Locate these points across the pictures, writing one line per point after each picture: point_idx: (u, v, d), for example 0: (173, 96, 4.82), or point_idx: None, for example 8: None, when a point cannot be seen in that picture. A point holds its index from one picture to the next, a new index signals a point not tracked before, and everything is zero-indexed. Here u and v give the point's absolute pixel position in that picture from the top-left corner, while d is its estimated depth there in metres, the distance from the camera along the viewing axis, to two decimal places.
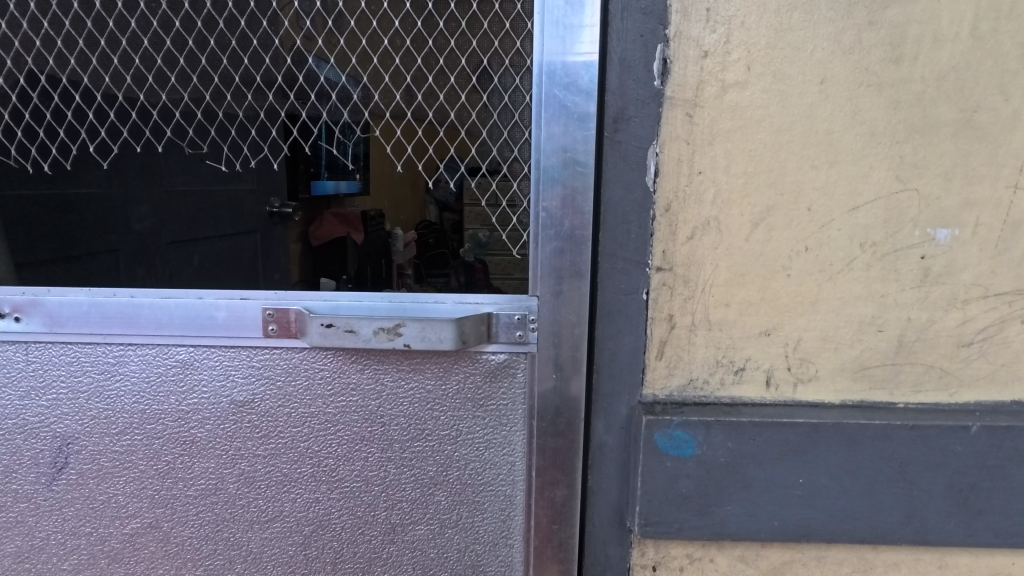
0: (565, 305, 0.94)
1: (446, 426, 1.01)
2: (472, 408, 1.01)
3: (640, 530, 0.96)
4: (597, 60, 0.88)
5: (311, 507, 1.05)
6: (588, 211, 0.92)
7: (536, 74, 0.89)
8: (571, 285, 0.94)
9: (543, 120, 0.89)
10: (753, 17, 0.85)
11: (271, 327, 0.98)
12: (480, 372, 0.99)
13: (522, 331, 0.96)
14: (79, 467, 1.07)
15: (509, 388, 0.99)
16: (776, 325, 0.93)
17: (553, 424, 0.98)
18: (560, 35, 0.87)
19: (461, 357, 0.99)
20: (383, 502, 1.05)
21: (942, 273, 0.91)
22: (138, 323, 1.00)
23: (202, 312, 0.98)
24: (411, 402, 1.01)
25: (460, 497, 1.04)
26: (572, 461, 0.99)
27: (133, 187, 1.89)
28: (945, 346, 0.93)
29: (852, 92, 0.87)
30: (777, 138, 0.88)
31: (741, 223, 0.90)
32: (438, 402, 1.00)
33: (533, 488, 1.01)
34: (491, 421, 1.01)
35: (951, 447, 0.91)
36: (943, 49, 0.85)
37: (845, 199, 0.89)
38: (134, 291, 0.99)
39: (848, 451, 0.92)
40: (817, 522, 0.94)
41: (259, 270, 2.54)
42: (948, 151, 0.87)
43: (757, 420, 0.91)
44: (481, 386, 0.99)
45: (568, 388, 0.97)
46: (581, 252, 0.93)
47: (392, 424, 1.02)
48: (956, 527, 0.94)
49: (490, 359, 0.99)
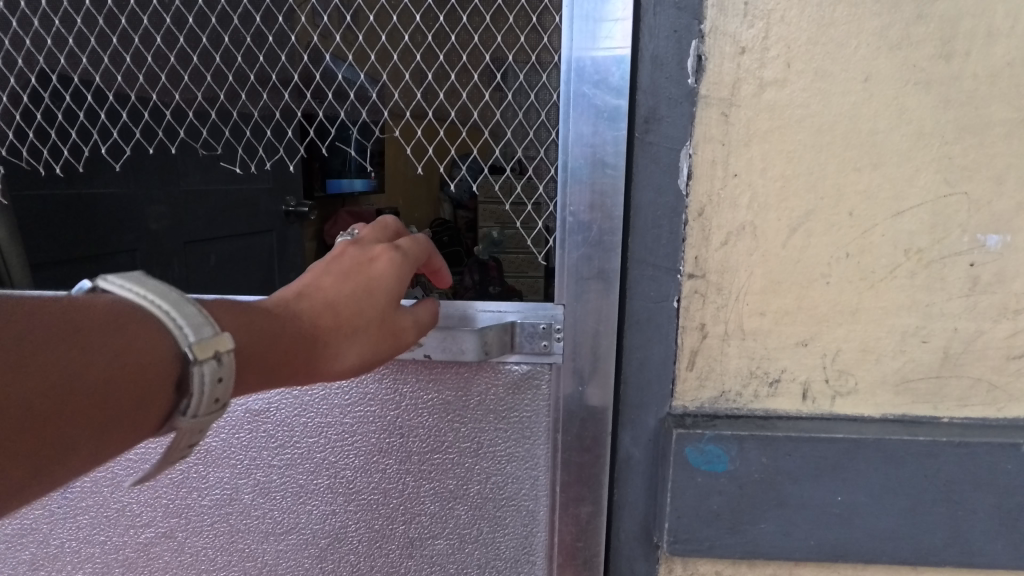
0: (591, 315, 0.91)
1: (466, 438, 0.99)
2: (493, 420, 0.98)
3: (669, 548, 0.92)
4: (628, 55, 0.84)
5: (328, 519, 1.05)
6: (617, 215, 0.88)
7: (564, 71, 0.86)
8: (597, 292, 0.91)
9: (570, 118, 0.86)
10: (794, 12, 0.81)
11: None
12: (502, 383, 0.97)
13: (546, 342, 0.93)
14: (93, 476, 1.07)
15: (533, 400, 0.97)
16: (814, 335, 0.88)
17: (578, 438, 0.95)
18: (588, 28, 0.83)
19: (482, 369, 0.97)
20: (401, 516, 1.03)
21: (992, 282, 0.86)
22: None
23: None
24: (431, 412, 0.99)
25: (481, 512, 1.02)
26: (598, 476, 0.95)
27: (148, 187, 1.88)
28: (993, 358, 0.88)
29: (899, 90, 0.82)
30: (818, 140, 0.83)
31: (778, 228, 0.86)
32: (458, 413, 0.99)
33: (557, 505, 0.98)
34: (513, 434, 0.98)
35: (1001, 466, 0.87)
36: (998, 44, 0.80)
37: (890, 203, 0.84)
38: None
39: (889, 468, 0.87)
40: (856, 542, 0.90)
41: (273, 270, 2.55)
42: (1001, 153, 0.82)
43: (793, 435, 0.87)
44: (503, 398, 0.97)
45: (594, 398, 0.93)
46: (609, 257, 0.89)
47: (411, 435, 1.00)
48: (1003, 549, 0.89)
49: (512, 370, 0.96)
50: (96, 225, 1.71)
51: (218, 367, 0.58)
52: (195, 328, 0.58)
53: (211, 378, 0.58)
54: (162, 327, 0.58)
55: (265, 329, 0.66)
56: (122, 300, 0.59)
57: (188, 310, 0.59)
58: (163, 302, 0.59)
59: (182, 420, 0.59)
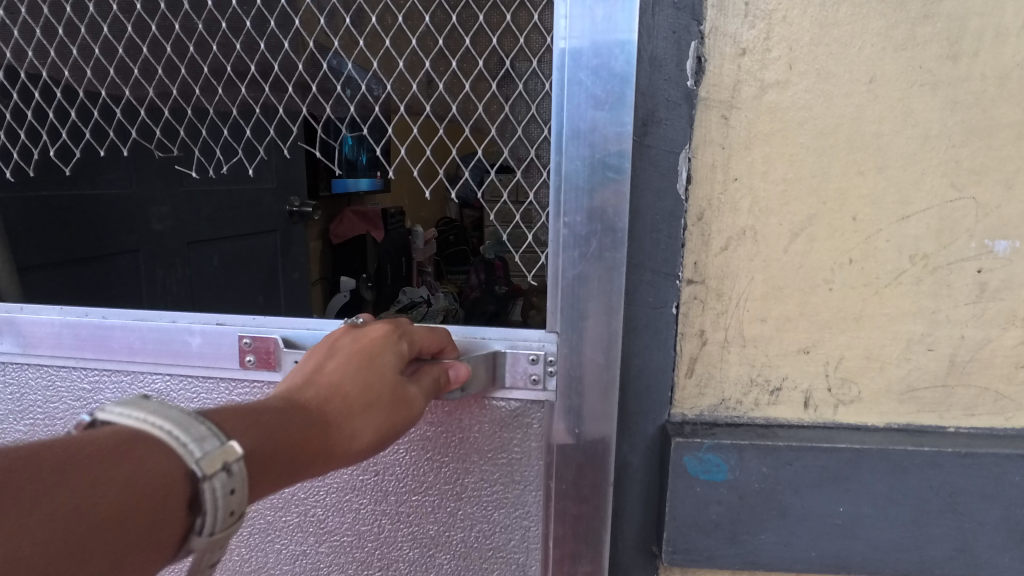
0: (589, 342, 0.89)
1: (449, 481, 1.00)
2: (481, 464, 0.99)
3: (668, 558, 0.90)
4: (633, 38, 0.80)
5: (299, 559, 1.09)
6: (620, 227, 0.85)
7: (563, 56, 0.82)
8: (595, 319, 0.88)
9: (569, 108, 0.83)
10: (796, 11, 0.79)
11: (249, 358, 0.99)
12: (492, 419, 0.96)
13: (537, 376, 0.92)
14: None
15: (524, 439, 0.96)
16: (816, 342, 0.86)
17: (575, 487, 0.93)
18: (587, 10, 0.80)
19: (472, 405, 0.96)
20: (377, 561, 1.06)
21: (1000, 289, 0.83)
22: (110, 346, 1.05)
23: (178, 336, 1.02)
24: (410, 454, 1.00)
25: (465, 561, 1.03)
26: (597, 532, 0.93)
27: (153, 186, 1.90)
28: (1001, 367, 0.86)
29: (904, 92, 0.80)
30: (821, 143, 0.81)
31: (779, 233, 0.84)
32: (439, 455, 1.00)
33: (550, 560, 0.97)
34: (503, 479, 0.98)
35: (1009, 478, 0.84)
36: (1007, 45, 0.78)
37: (895, 208, 0.82)
38: (107, 314, 1.05)
39: (894, 480, 0.86)
40: (858, 553, 0.88)
41: (278, 268, 2.56)
42: (1011, 156, 0.80)
43: (794, 444, 0.85)
44: (492, 438, 0.97)
45: (593, 428, 0.91)
46: (609, 275, 0.86)
47: (388, 477, 1.02)
48: (1012, 562, 0.87)
49: (501, 406, 0.96)
50: (99, 226, 1.71)
51: (229, 479, 0.53)
52: (201, 442, 0.53)
53: (223, 492, 0.53)
54: (167, 445, 0.53)
55: (275, 419, 0.62)
56: (119, 425, 0.54)
57: (193, 426, 0.54)
58: (165, 421, 0.54)
59: (198, 541, 0.54)
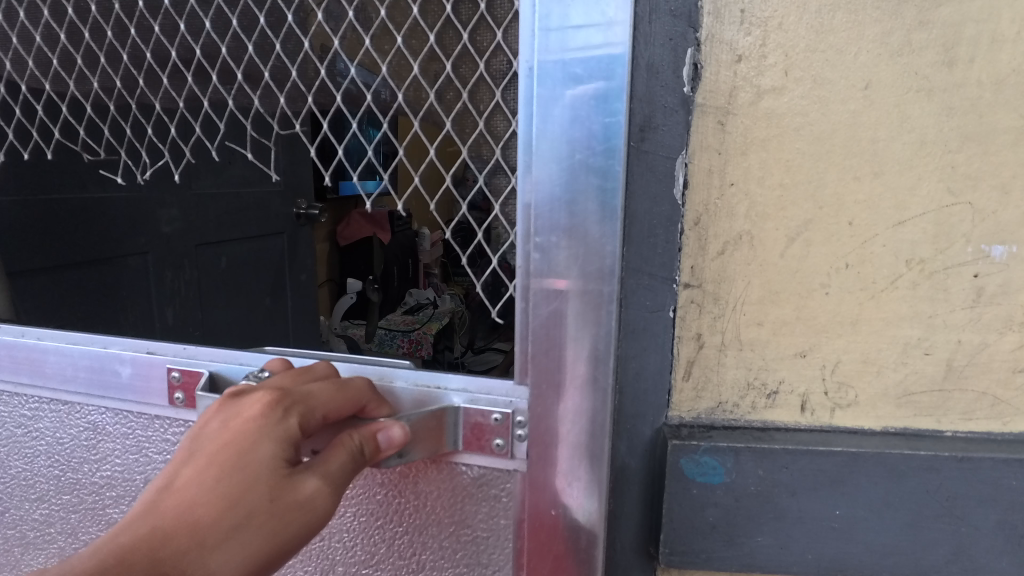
0: (576, 380, 0.90)
1: (406, 557, 1.09)
2: (444, 542, 1.06)
3: (664, 559, 0.91)
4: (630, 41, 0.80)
5: None
6: (610, 251, 0.86)
7: (560, 56, 0.82)
8: (586, 360, 0.89)
9: (564, 111, 0.83)
10: (792, 18, 0.79)
11: (178, 395, 1.07)
12: (462, 498, 1.03)
13: (502, 442, 0.97)
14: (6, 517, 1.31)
15: (492, 521, 1.02)
16: (813, 345, 0.87)
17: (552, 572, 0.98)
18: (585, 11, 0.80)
19: (446, 481, 1.03)
20: None
21: (997, 294, 0.84)
22: (44, 369, 1.19)
23: (110, 365, 1.12)
24: (368, 528, 1.10)
25: None
26: None
27: (162, 190, 1.93)
28: (998, 371, 0.86)
29: (901, 98, 0.80)
30: (816, 148, 0.82)
31: (776, 237, 0.84)
32: (396, 532, 1.08)
33: None
34: (466, 558, 1.05)
35: (1006, 482, 0.85)
36: (1003, 51, 0.78)
37: (892, 212, 0.83)
38: (41, 337, 1.19)
39: (890, 483, 0.86)
40: (855, 557, 0.89)
41: (286, 270, 2.59)
42: (1007, 161, 0.80)
43: (790, 448, 0.86)
44: (457, 517, 1.04)
45: (586, 469, 0.92)
46: (597, 311, 0.87)
47: (340, 547, 1.12)
48: (1010, 566, 0.87)
49: (471, 483, 1.02)
50: (109, 229, 1.75)
51: None
52: None
53: None
54: None
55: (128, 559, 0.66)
56: None
57: None
58: None
59: None
